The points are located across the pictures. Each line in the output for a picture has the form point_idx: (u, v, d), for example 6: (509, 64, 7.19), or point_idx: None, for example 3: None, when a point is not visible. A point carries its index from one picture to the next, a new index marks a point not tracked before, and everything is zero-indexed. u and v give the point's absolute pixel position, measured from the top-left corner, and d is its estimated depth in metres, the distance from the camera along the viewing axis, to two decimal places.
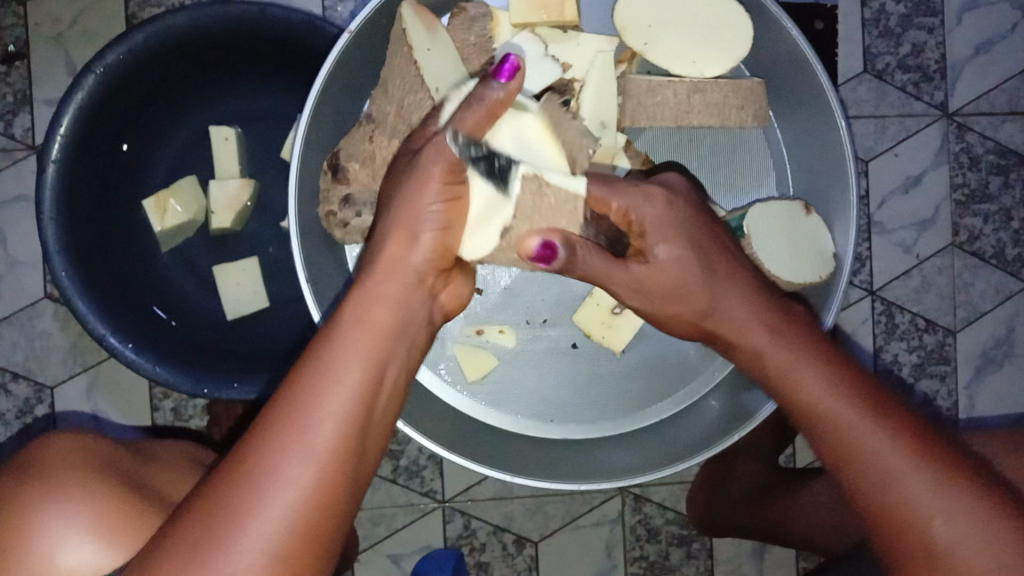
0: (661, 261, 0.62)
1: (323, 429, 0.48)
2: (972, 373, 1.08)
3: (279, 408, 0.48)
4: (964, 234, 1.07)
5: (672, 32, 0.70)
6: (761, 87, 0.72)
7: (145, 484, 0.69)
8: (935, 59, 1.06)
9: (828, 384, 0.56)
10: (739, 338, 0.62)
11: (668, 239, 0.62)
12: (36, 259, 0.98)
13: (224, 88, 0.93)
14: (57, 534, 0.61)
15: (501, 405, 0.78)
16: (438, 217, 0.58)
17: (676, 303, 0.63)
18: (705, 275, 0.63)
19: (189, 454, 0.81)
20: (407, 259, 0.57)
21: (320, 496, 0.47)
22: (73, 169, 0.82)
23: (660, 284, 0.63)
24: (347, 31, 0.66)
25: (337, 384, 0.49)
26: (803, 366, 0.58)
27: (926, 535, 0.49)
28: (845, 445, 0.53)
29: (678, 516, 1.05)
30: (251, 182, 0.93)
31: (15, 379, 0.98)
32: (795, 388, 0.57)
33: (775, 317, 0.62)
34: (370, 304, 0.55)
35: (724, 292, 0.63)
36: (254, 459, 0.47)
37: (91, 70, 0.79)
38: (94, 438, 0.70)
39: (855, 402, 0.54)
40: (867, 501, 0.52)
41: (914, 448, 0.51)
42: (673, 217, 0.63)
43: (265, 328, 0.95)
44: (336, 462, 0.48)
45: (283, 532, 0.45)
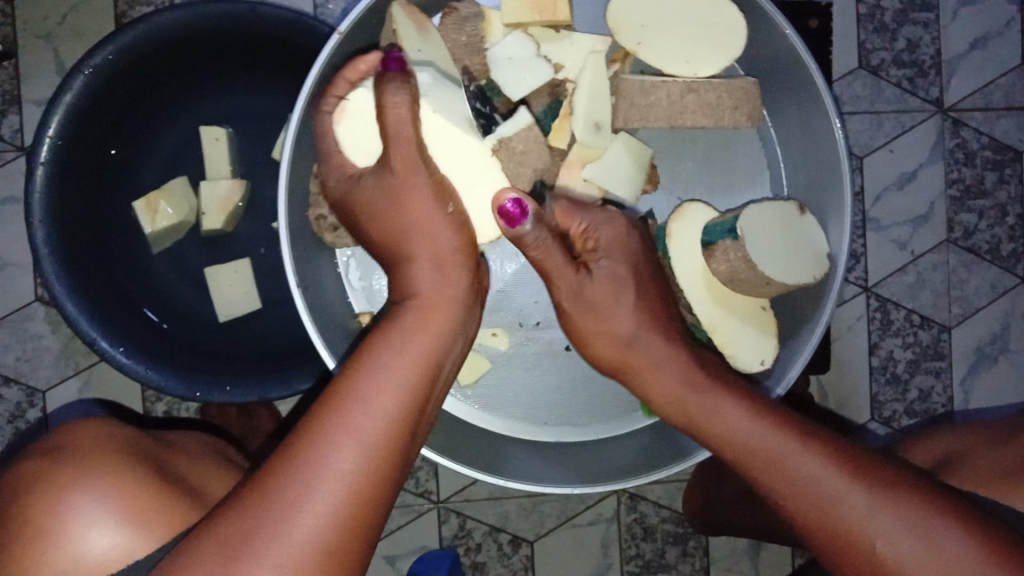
0: (600, 276, 0.65)
1: (375, 422, 0.50)
2: (967, 369, 1.08)
3: (334, 401, 0.50)
4: (960, 229, 1.07)
5: (665, 32, 0.69)
6: (755, 86, 0.71)
7: (177, 474, 0.69)
8: (931, 54, 1.05)
9: (748, 418, 0.58)
10: (651, 373, 0.64)
11: (614, 257, 0.65)
12: (26, 261, 0.97)
13: (215, 88, 0.92)
14: (85, 521, 0.61)
15: (495, 408, 0.78)
16: (454, 219, 0.62)
17: (608, 322, 0.65)
18: (638, 305, 0.65)
19: (213, 446, 0.80)
20: (444, 260, 0.60)
21: (368, 488, 0.48)
22: (62, 171, 0.81)
23: (604, 290, 0.65)
24: (337, 31, 0.65)
25: (391, 381, 0.51)
26: (720, 405, 0.60)
27: (872, 551, 0.51)
28: (775, 478, 0.56)
29: (674, 515, 1.05)
30: (242, 182, 0.92)
31: (7, 382, 0.97)
32: (716, 425, 0.59)
33: (684, 355, 0.64)
34: (428, 305, 0.57)
35: (647, 332, 0.64)
36: (310, 447, 0.48)
37: (80, 71, 0.78)
38: (122, 429, 0.71)
39: (780, 434, 0.57)
40: (809, 523, 0.54)
41: (846, 469, 0.54)
42: (623, 242, 0.66)
43: (258, 329, 0.94)
44: (385, 458, 0.49)
45: (332, 522, 0.47)
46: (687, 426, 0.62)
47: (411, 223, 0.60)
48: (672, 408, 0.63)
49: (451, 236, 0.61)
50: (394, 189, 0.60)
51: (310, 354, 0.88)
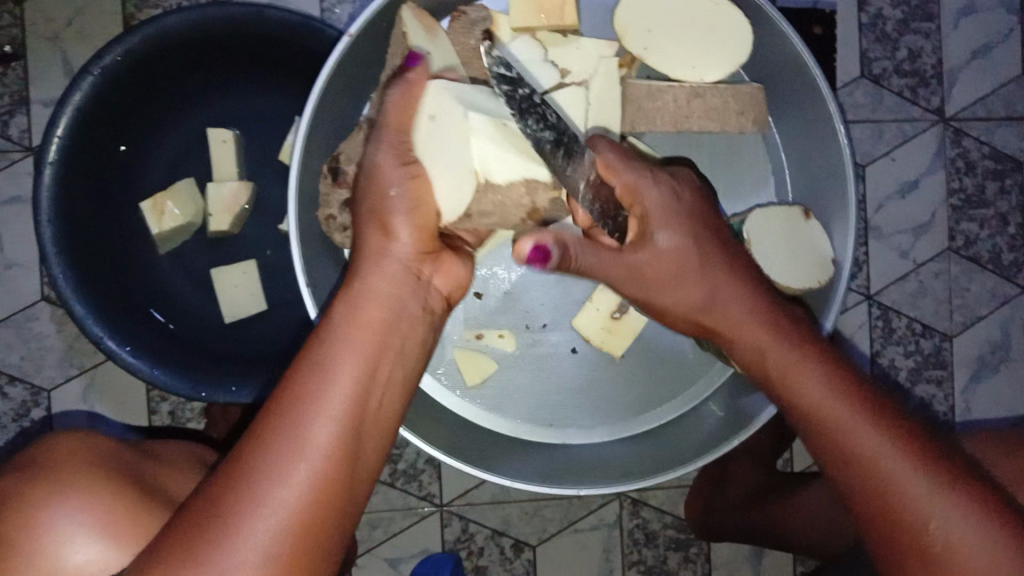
0: (662, 248, 0.61)
1: (322, 431, 0.48)
2: (968, 377, 1.08)
3: (274, 413, 0.49)
4: (961, 238, 1.08)
5: (673, 37, 0.70)
6: (760, 92, 0.72)
7: (152, 484, 0.69)
8: (932, 64, 1.06)
9: (821, 379, 0.57)
10: (734, 331, 0.61)
11: (672, 228, 0.61)
12: (32, 260, 0.98)
13: (222, 90, 0.93)
14: (61, 536, 0.62)
15: (500, 409, 0.78)
16: (405, 200, 0.57)
17: (679, 292, 0.62)
18: (708, 269, 0.62)
19: (194, 453, 0.81)
20: (389, 250, 0.56)
21: (316, 501, 0.47)
22: (70, 170, 0.82)
23: (670, 262, 0.61)
24: (347, 34, 0.66)
25: (331, 386, 0.50)
26: (803, 365, 0.58)
27: (926, 535, 0.51)
28: (845, 448, 0.54)
29: (676, 520, 1.05)
30: (249, 184, 0.93)
31: (11, 382, 0.97)
32: (788, 382, 0.58)
33: (776, 312, 0.62)
34: (369, 304, 0.54)
35: (726, 288, 0.62)
36: (252, 464, 0.47)
37: (89, 71, 0.78)
38: (95, 437, 0.71)
39: (853, 404, 0.55)
40: (865, 499, 0.53)
41: (911, 447, 0.53)
42: (673, 205, 0.62)
43: (263, 330, 0.94)
44: (333, 466, 0.48)
45: (280, 536, 0.46)
46: (764, 380, 0.61)
47: (370, 205, 0.57)
48: (753, 360, 0.61)
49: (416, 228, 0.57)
50: (376, 177, 0.57)
51: None
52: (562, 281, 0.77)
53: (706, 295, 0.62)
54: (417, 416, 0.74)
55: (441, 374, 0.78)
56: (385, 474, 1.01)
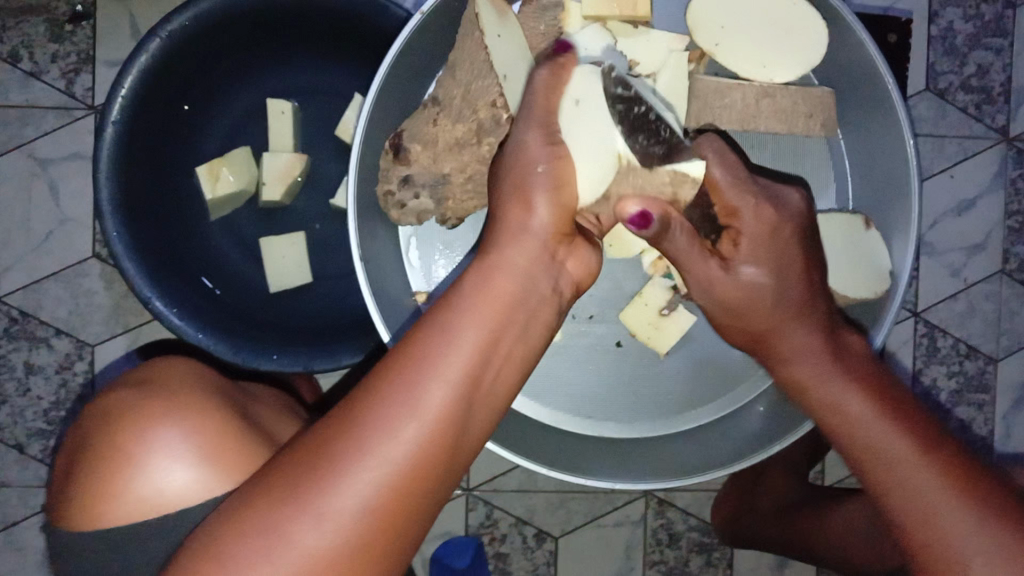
0: (742, 276, 0.62)
1: (435, 395, 0.48)
2: (1010, 404, 1.06)
3: (374, 384, 0.48)
4: (1015, 261, 1.05)
5: (745, 34, 0.69)
6: (830, 96, 0.71)
7: (252, 419, 0.70)
8: (1000, 81, 1.04)
9: (875, 415, 0.56)
10: (788, 359, 0.61)
11: (757, 261, 0.62)
12: (86, 217, 0.99)
13: (283, 61, 0.93)
14: (161, 454, 0.63)
15: (541, 398, 0.78)
16: (548, 178, 0.57)
17: (747, 317, 0.63)
18: (776, 282, 0.62)
19: (285, 401, 0.82)
20: (527, 224, 0.56)
21: (403, 483, 0.46)
22: (130, 130, 0.83)
23: (739, 293, 0.63)
24: (419, 11, 0.66)
25: (440, 365, 0.48)
26: (839, 393, 0.58)
27: (965, 571, 0.50)
28: (886, 481, 0.54)
29: (701, 523, 1.04)
30: (303, 157, 0.94)
31: (58, 334, 0.99)
32: (841, 412, 0.58)
33: (827, 337, 0.61)
34: (493, 285, 0.53)
35: (784, 317, 0.62)
36: (342, 438, 0.47)
37: (156, 34, 0.79)
38: (205, 374, 0.73)
39: (905, 437, 0.55)
40: (914, 534, 0.53)
41: (952, 481, 0.52)
42: (768, 221, 0.63)
43: (307, 302, 0.95)
44: (428, 451, 0.47)
45: (365, 515, 0.46)
46: (809, 408, 0.61)
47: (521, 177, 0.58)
48: (797, 389, 0.61)
49: (545, 207, 0.57)
50: (521, 156, 0.58)
51: (356, 329, 0.89)
52: (612, 272, 0.76)
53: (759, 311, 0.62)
54: None
55: None
56: None
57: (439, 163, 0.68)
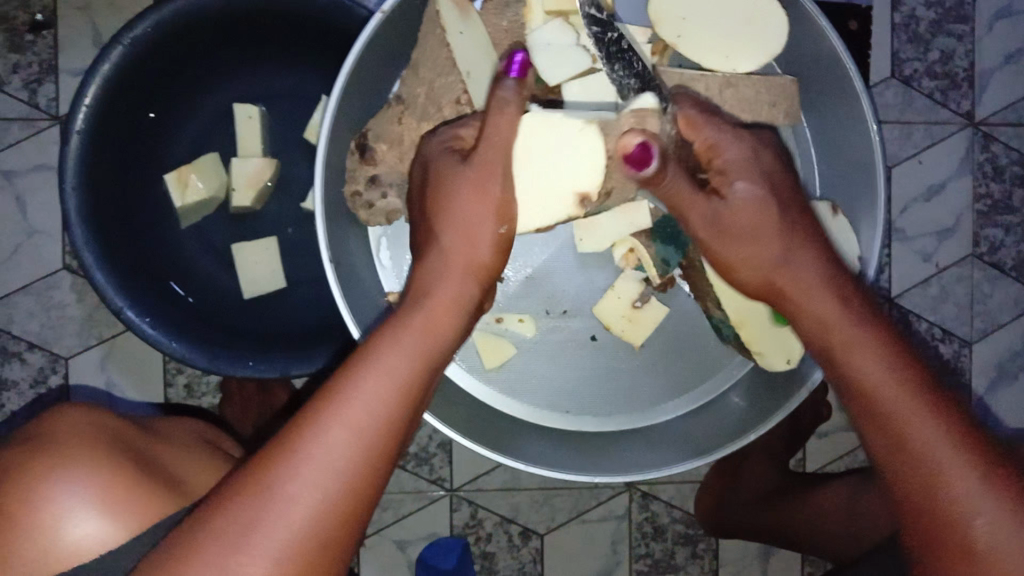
0: (739, 198, 0.59)
1: (378, 406, 0.50)
2: (985, 384, 1.07)
3: (329, 396, 0.50)
4: (985, 244, 1.07)
5: (705, 25, 0.70)
6: (793, 85, 0.72)
7: (156, 462, 0.69)
8: (964, 66, 1.05)
9: (888, 365, 0.52)
10: (800, 297, 0.57)
11: (747, 179, 0.59)
12: (55, 229, 0.98)
13: (250, 66, 0.93)
14: (63, 508, 0.61)
15: (519, 394, 0.79)
16: (474, 190, 0.59)
17: (744, 247, 0.59)
18: (781, 221, 0.58)
19: (199, 433, 0.80)
20: (472, 256, 0.59)
21: (337, 495, 0.48)
22: (96, 140, 0.82)
23: (742, 213, 0.59)
24: (380, 10, 0.66)
25: (382, 380, 0.51)
26: (856, 340, 0.54)
27: (966, 534, 0.49)
28: (898, 435, 0.51)
29: (685, 515, 1.05)
30: (273, 161, 0.93)
31: (30, 348, 0.98)
32: (853, 360, 0.54)
33: (836, 281, 0.58)
34: (439, 306, 0.56)
35: (793, 250, 0.58)
36: (285, 452, 0.49)
37: (119, 42, 0.78)
38: (108, 417, 0.70)
39: (911, 392, 0.51)
40: (916, 499, 0.50)
41: (964, 441, 0.50)
42: (752, 160, 0.61)
43: (282, 307, 0.95)
44: (363, 462, 0.49)
45: (305, 526, 0.47)
46: (822, 349, 0.56)
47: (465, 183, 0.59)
48: (816, 327, 0.57)
49: (475, 209, 0.59)
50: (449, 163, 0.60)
51: (331, 332, 0.88)
52: (585, 267, 0.77)
53: (768, 257, 0.58)
54: (436, 398, 0.74)
55: (460, 357, 0.78)
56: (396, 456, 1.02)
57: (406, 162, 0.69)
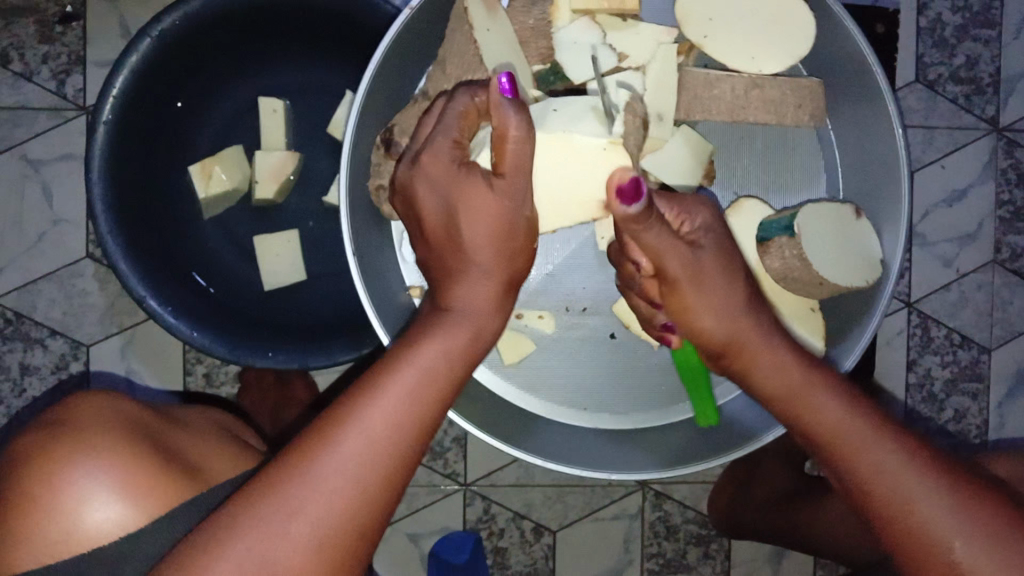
0: (707, 251, 0.61)
1: (388, 418, 0.52)
2: (1004, 392, 1.06)
3: (363, 395, 0.53)
4: (1007, 251, 1.06)
5: (732, 26, 0.70)
6: (820, 86, 0.72)
7: (174, 449, 0.69)
8: (989, 72, 1.04)
9: (848, 411, 0.57)
10: (760, 353, 0.60)
11: (717, 235, 0.62)
12: (79, 217, 0.99)
13: (275, 60, 0.93)
14: (84, 492, 0.62)
15: (535, 390, 0.79)
16: (468, 209, 0.57)
17: (713, 295, 0.60)
18: (744, 282, 0.62)
19: (220, 423, 0.80)
20: (476, 266, 0.59)
21: (370, 485, 0.51)
22: (122, 131, 0.83)
23: (717, 260, 0.61)
24: (408, 6, 0.66)
25: (398, 389, 0.53)
26: (814, 388, 0.58)
27: (947, 559, 0.51)
28: (864, 470, 0.54)
29: (698, 516, 1.05)
30: (296, 154, 0.94)
31: (53, 335, 0.99)
32: (813, 409, 0.57)
33: (789, 344, 0.61)
34: (476, 308, 0.59)
35: (755, 314, 0.61)
36: (323, 442, 0.51)
37: (147, 33, 0.79)
38: (125, 402, 0.70)
39: (878, 432, 0.55)
40: (894, 527, 0.53)
41: (930, 469, 0.53)
42: (719, 226, 0.63)
43: (302, 299, 0.95)
44: (394, 458, 0.52)
45: (337, 515, 0.50)
46: (780, 408, 0.60)
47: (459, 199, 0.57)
48: (771, 388, 0.60)
49: (484, 219, 0.57)
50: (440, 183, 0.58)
51: (349, 325, 0.89)
52: (606, 265, 0.76)
53: (733, 310, 0.60)
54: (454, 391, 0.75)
55: None
56: None
57: None
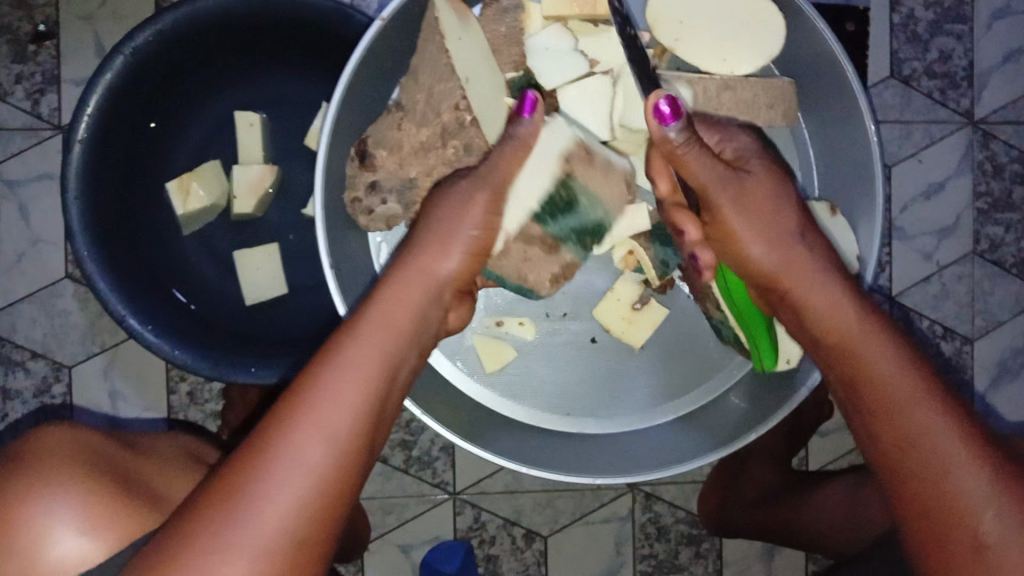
0: (755, 177, 0.63)
1: (341, 418, 0.49)
2: (987, 382, 1.07)
3: (304, 395, 0.49)
4: (986, 242, 1.07)
5: (703, 30, 0.70)
6: (790, 86, 0.72)
7: (138, 479, 0.68)
8: (963, 66, 1.05)
9: (899, 358, 0.55)
10: (810, 290, 0.59)
11: (762, 165, 0.64)
12: (58, 238, 0.99)
13: (250, 73, 0.93)
14: (45, 527, 0.61)
15: (517, 397, 0.79)
16: (472, 242, 0.62)
17: (768, 225, 0.61)
18: (798, 214, 0.63)
19: (188, 449, 0.80)
20: (436, 269, 0.60)
21: (334, 484, 0.48)
22: (97, 150, 0.82)
23: (767, 192, 0.62)
24: (379, 18, 0.66)
25: (345, 385, 0.50)
26: (870, 334, 0.57)
27: (975, 531, 0.50)
28: (905, 423, 0.53)
29: (688, 516, 1.05)
30: (274, 167, 0.94)
31: (34, 356, 0.98)
32: (866, 352, 0.56)
33: (845, 277, 0.61)
34: (404, 303, 0.57)
35: (816, 249, 0.61)
36: (276, 440, 0.48)
37: (120, 51, 0.79)
38: (86, 431, 0.70)
39: (925, 381, 0.54)
40: (925, 487, 0.52)
41: (969, 429, 0.52)
42: (757, 150, 0.65)
43: (284, 313, 0.95)
44: (352, 454, 0.49)
45: (300, 516, 0.46)
46: (833, 349, 0.58)
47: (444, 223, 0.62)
48: (825, 327, 0.59)
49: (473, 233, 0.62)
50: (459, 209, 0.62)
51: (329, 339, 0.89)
52: (585, 271, 0.77)
53: (788, 241, 0.61)
54: (435, 402, 0.75)
55: (460, 360, 0.79)
56: (400, 460, 1.02)
57: (405, 168, 0.68)
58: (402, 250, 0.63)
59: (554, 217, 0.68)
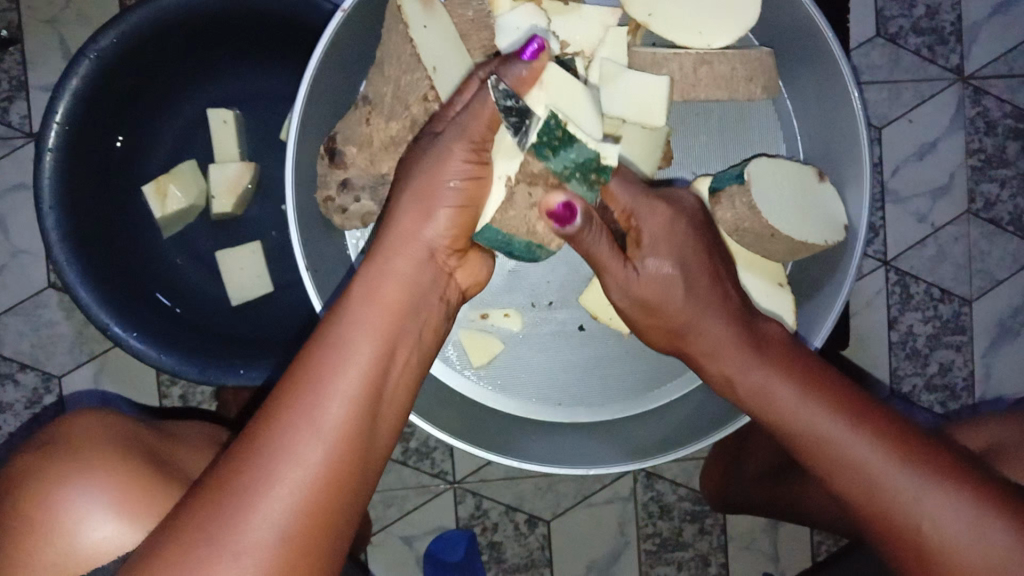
0: (648, 273, 0.62)
1: (333, 411, 0.48)
2: (987, 343, 1.06)
3: (294, 390, 0.48)
4: (981, 201, 1.05)
5: (677, 3, 0.68)
6: (769, 57, 0.70)
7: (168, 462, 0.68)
8: (950, 20, 1.02)
9: (806, 399, 0.57)
10: (711, 359, 0.62)
11: (661, 253, 0.62)
12: (38, 248, 0.97)
13: (220, 68, 0.91)
14: (74, 515, 0.60)
15: (507, 388, 0.78)
16: (459, 194, 0.58)
17: (666, 312, 0.62)
18: (689, 295, 0.62)
19: (209, 431, 0.80)
20: (421, 234, 0.57)
21: (331, 482, 0.47)
22: (70, 156, 0.81)
23: (657, 286, 0.62)
24: (341, 9, 0.65)
25: (342, 372, 0.49)
26: (772, 382, 0.59)
27: (917, 530, 0.51)
28: (826, 465, 0.55)
29: (691, 493, 1.04)
30: (252, 164, 0.92)
31: (23, 369, 0.97)
32: (773, 406, 0.58)
33: (740, 320, 0.62)
34: (382, 279, 0.55)
35: (696, 302, 0.62)
36: (265, 442, 0.47)
37: (85, 55, 0.77)
38: (119, 418, 0.69)
39: (835, 417, 0.55)
40: (866, 515, 0.54)
41: (898, 449, 0.53)
42: (670, 233, 0.62)
43: (270, 312, 0.94)
44: (348, 449, 0.48)
45: (295, 516, 0.45)
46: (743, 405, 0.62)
47: (429, 172, 0.58)
48: (725, 385, 0.62)
49: (466, 189, 0.58)
50: (438, 163, 0.57)
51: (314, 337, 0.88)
52: (568, 256, 0.76)
53: (682, 299, 0.62)
54: (425, 400, 0.74)
55: (450, 355, 0.77)
56: (398, 453, 1.01)
57: (377, 164, 0.67)
58: (390, 205, 0.60)
59: (555, 150, 0.58)
